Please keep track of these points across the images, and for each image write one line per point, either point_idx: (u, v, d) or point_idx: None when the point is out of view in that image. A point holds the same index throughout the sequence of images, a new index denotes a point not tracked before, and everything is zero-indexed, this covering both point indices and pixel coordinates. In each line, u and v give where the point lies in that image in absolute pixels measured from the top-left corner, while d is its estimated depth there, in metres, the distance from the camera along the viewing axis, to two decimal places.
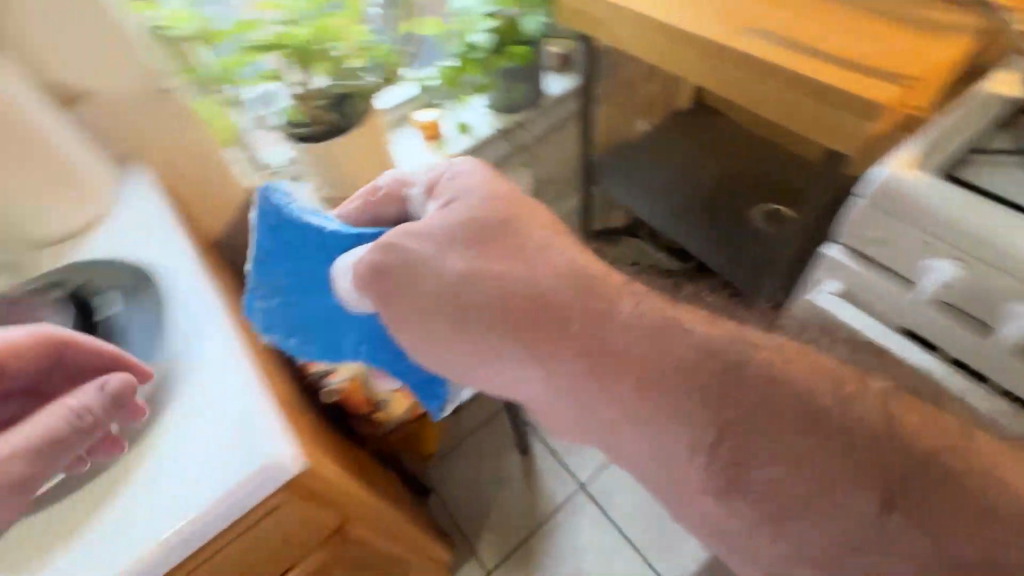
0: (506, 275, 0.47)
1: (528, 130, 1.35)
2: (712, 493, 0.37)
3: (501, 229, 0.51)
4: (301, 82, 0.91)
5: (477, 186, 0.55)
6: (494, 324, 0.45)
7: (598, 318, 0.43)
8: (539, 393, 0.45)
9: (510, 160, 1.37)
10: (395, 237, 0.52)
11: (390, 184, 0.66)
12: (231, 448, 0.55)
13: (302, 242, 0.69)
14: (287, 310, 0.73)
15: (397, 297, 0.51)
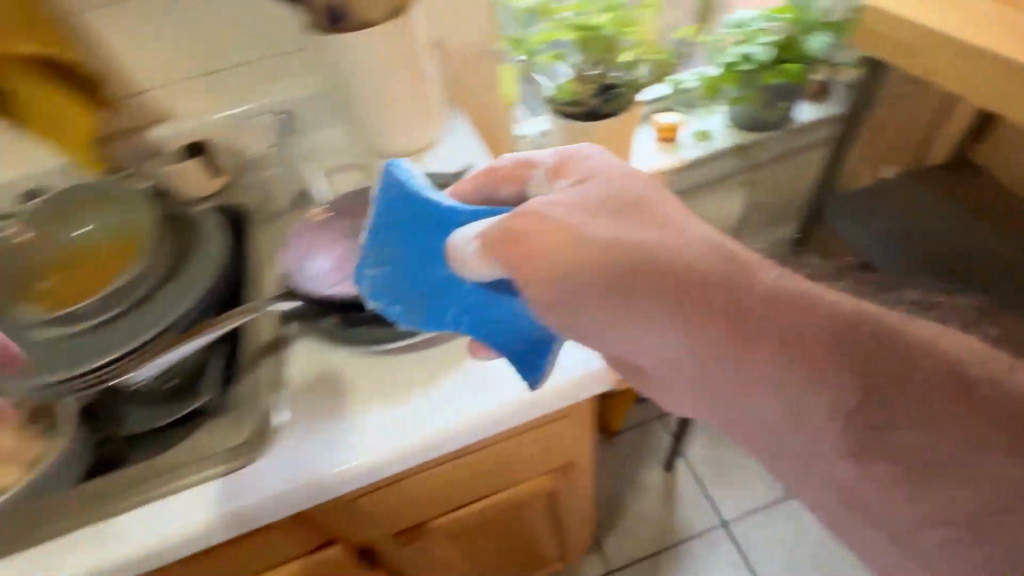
0: (633, 249, 0.46)
1: (764, 151, 1.33)
2: (847, 455, 0.40)
3: (622, 199, 0.49)
4: (580, 67, 1.00)
5: (601, 175, 0.52)
6: (625, 294, 0.45)
7: (738, 293, 0.43)
8: (669, 360, 0.46)
9: (733, 177, 1.37)
10: (528, 209, 0.49)
11: (512, 167, 0.59)
12: (382, 423, 0.67)
13: (396, 213, 0.60)
14: (393, 279, 0.61)
15: (531, 267, 0.48)
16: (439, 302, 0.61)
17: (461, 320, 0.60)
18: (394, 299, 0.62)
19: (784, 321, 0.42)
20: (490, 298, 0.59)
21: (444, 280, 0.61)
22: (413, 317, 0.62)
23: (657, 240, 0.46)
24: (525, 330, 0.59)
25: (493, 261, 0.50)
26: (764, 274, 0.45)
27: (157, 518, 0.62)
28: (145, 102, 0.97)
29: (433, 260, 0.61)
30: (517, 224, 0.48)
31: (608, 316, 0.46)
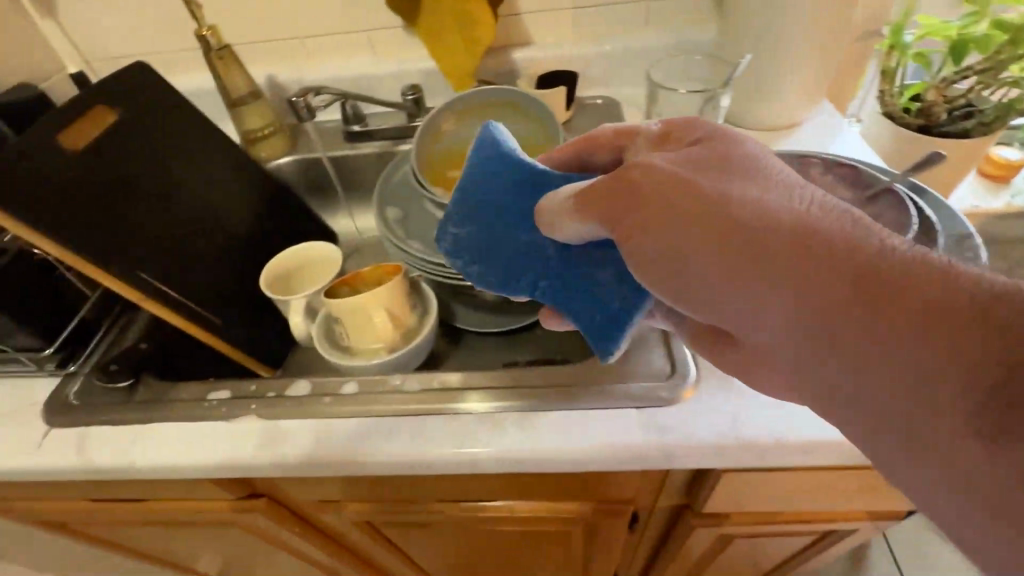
0: (743, 204, 0.35)
1: None
2: (971, 439, 0.28)
3: (715, 144, 0.38)
4: (951, 76, 0.80)
5: (721, 139, 0.39)
6: (719, 260, 0.35)
7: (867, 257, 0.31)
8: (773, 326, 0.35)
9: None
10: (639, 162, 0.39)
11: (609, 135, 0.47)
12: (560, 427, 0.46)
13: (489, 173, 0.51)
14: (476, 240, 0.53)
15: (643, 228, 0.38)
16: (517, 265, 0.51)
17: (536, 286, 0.51)
18: (475, 258, 0.54)
19: (920, 284, 0.30)
20: (572, 261, 0.48)
21: (524, 245, 0.51)
22: (490, 280, 0.53)
23: (785, 202, 0.34)
24: (605, 297, 0.46)
25: (588, 219, 0.41)
26: (887, 230, 0.33)
27: (306, 437, 0.47)
28: (525, 22, 0.83)
29: (514, 223, 0.51)
30: (621, 178, 0.39)
31: (711, 284, 0.36)
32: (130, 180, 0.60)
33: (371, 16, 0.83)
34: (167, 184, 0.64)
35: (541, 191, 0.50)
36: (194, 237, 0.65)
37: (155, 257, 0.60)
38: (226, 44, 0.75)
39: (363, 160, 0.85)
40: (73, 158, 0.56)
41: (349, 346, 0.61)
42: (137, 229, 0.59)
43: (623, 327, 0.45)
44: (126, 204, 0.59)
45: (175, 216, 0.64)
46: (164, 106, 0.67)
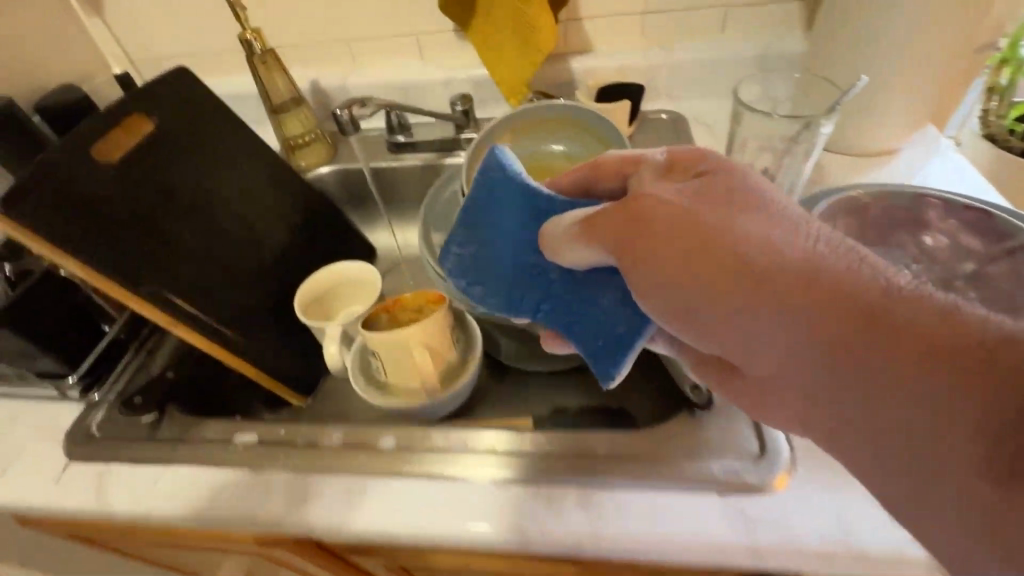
0: (747, 237, 0.33)
1: None
2: (985, 481, 0.26)
3: (716, 171, 0.36)
4: None
5: (723, 164, 0.36)
6: (719, 292, 0.33)
7: (870, 297, 0.29)
8: (778, 365, 0.33)
9: None
10: (645, 193, 0.37)
11: (615, 161, 0.43)
12: (615, 509, 0.40)
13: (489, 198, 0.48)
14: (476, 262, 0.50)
15: (647, 262, 0.36)
16: (517, 289, 0.48)
17: (538, 309, 0.48)
18: (474, 280, 0.51)
19: (926, 327, 0.28)
20: (575, 285, 0.45)
21: (526, 268, 0.48)
22: (491, 303, 0.50)
23: (789, 235, 0.32)
24: (607, 322, 0.43)
25: (594, 247, 0.38)
26: (893, 265, 0.31)
27: (333, 497, 0.43)
28: (587, 28, 0.76)
29: (514, 246, 0.48)
30: (628, 210, 0.37)
31: (711, 320, 0.34)
32: (168, 194, 0.57)
33: (423, 20, 0.78)
34: (204, 197, 0.61)
35: (542, 216, 0.46)
36: (227, 254, 0.61)
37: (186, 277, 0.56)
38: (270, 48, 0.71)
39: (407, 174, 0.80)
40: (105, 171, 0.52)
41: (385, 383, 0.57)
42: (169, 246, 0.55)
43: (625, 352, 0.42)
44: (160, 221, 0.56)
45: (210, 232, 0.60)
46: (205, 114, 0.64)
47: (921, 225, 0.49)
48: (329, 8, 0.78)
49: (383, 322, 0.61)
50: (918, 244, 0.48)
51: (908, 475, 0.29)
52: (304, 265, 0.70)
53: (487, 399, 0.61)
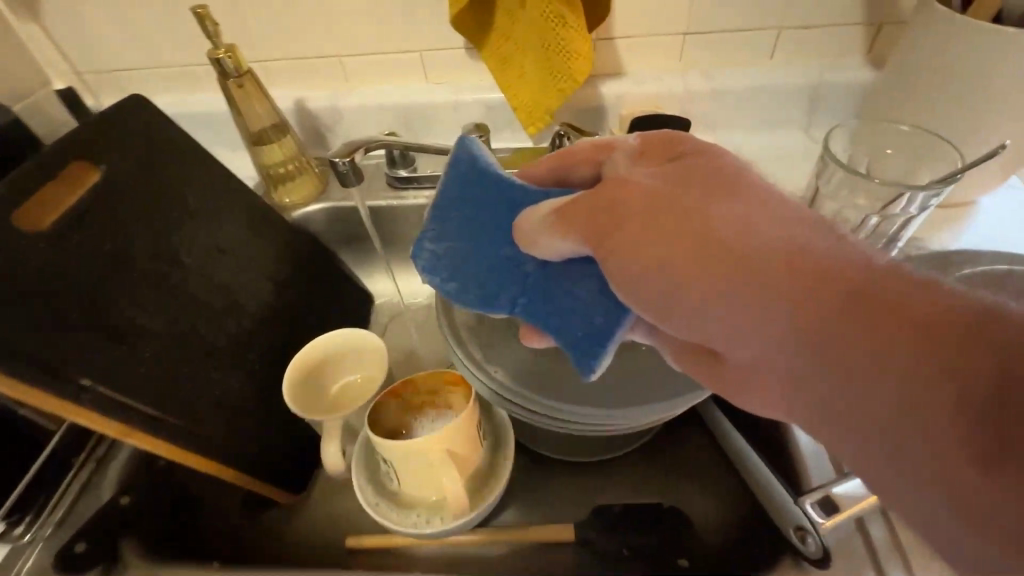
0: (724, 218, 0.30)
1: None
2: (980, 462, 0.21)
3: (689, 156, 0.34)
4: None
5: (700, 152, 0.34)
6: (698, 267, 0.29)
7: (849, 273, 0.26)
8: (762, 356, 0.28)
9: None
10: (621, 178, 0.34)
11: (587, 150, 0.41)
12: None
13: (464, 193, 0.44)
14: (456, 259, 0.44)
15: (623, 242, 0.32)
16: (492, 283, 0.42)
17: (515, 305, 0.41)
18: (452, 276, 0.44)
19: (907, 299, 0.25)
20: (550, 278, 0.39)
21: (502, 261, 0.42)
22: (467, 300, 0.43)
23: (765, 214, 0.30)
24: (582, 311, 0.38)
25: (568, 232, 0.35)
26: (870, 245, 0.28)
27: None
28: (620, 48, 0.66)
29: (487, 236, 0.43)
30: (604, 194, 0.33)
31: (688, 305, 0.30)
32: (122, 261, 0.46)
33: (429, 34, 0.68)
34: (168, 260, 0.49)
35: (518, 204, 0.42)
36: (200, 330, 0.49)
37: (147, 368, 0.44)
38: (248, 69, 0.59)
39: (411, 214, 0.69)
40: (35, 242, 0.41)
41: (399, 492, 0.47)
42: (123, 330, 0.44)
43: (606, 342, 0.37)
44: (111, 298, 0.44)
45: (178, 304, 0.49)
46: (168, 154, 0.52)
47: None
48: (319, 17, 0.67)
49: (392, 409, 0.51)
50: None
51: (923, 478, 0.23)
52: (293, 330, 0.59)
53: (517, 494, 0.52)
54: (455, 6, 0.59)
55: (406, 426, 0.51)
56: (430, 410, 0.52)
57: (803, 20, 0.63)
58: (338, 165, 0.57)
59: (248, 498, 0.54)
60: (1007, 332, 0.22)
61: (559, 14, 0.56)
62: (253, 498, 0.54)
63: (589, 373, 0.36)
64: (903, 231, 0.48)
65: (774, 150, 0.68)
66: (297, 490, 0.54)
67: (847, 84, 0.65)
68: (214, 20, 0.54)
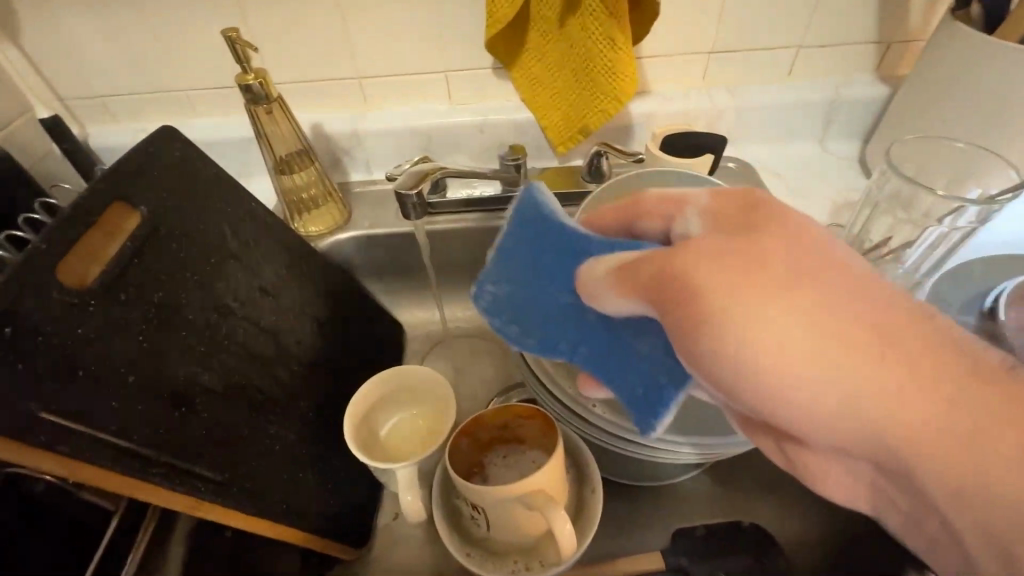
0: (807, 300, 0.29)
1: None
2: None
3: (762, 219, 0.32)
4: None
5: (778, 219, 0.32)
6: (780, 363, 0.29)
7: (935, 369, 0.27)
8: (832, 433, 0.29)
9: None
10: (690, 246, 0.32)
11: (656, 202, 0.40)
12: None
13: (527, 243, 0.44)
14: (519, 301, 0.44)
15: (699, 329, 0.31)
16: (552, 329, 0.43)
17: (576, 352, 0.42)
18: (513, 318, 0.44)
19: (993, 404, 0.26)
20: (612, 333, 0.40)
21: (564, 310, 0.42)
22: (527, 344, 0.43)
23: (854, 308, 0.28)
24: (643, 367, 0.38)
25: (632, 297, 0.35)
26: (963, 338, 0.28)
27: None
28: (646, 68, 0.67)
29: (547, 287, 0.43)
30: (674, 265, 0.32)
31: (759, 384, 0.30)
32: (172, 314, 0.41)
33: (456, 55, 0.66)
34: (216, 309, 0.45)
35: (581, 257, 0.42)
36: (255, 382, 0.46)
37: (210, 432, 0.40)
38: (278, 95, 0.55)
39: (445, 240, 0.66)
40: (84, 302, 0.36)
41: (484, 537, 0.45)
42: (183, 394, 0.40)
43: (668, 402, 0.37)
44: (167, 358, 0.40)
45: (230, 356, 0.44)
46: (204, 191, 0.48)
47: None
48: (340, 39, 0.64)
49: (464, 448, 0.49)
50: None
51: (970, 510, 0.27)
52: (339, 371, 0.55)
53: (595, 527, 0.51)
54: (492, 30, 0.57)
55: (479, 465, 0.49)
56: (500, 445, 0.50)
57: (821, 40, 0.66)
58: (406, 197, 0.56)
59: (308, 558, 0.50)
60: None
61: (608, 35, 0.55)
62: (313, 556, 0.50)
63: (648, 430, 0.37)
64: (961, 242, 0.49)
65: (794, 163, 0.71)
66: (357, 545, 0.50)
67: (861, 100, 0.68)
68: (245, 42, 0.50)
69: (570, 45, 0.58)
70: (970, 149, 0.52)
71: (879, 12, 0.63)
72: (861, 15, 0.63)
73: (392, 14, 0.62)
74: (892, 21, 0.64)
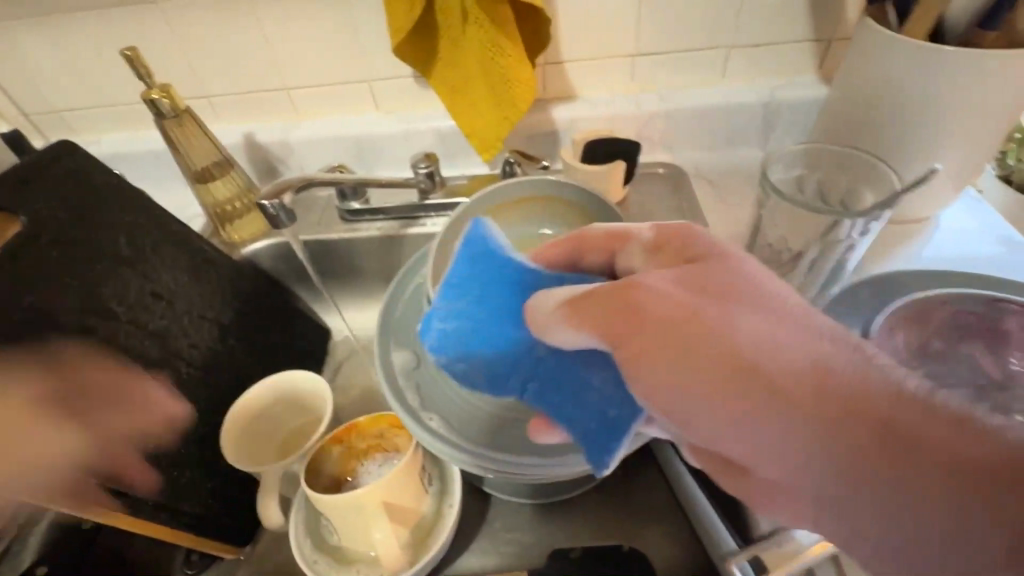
0: (747, 334, 0.28)
1: None
2: None
3: (701, 255, 0.32)
4: None
5: (716, 255, 0.32)
6: (720, 393, 0.28)
7: (870, 395, 0.26)
8: (785, 468, 0.28)
9: None
10: (633, 281, 0.32)
11: (600, 235, 0.38)
12: None
13: (469, 271, 0.38)
14: (461, 339, 0.39)
15: (642, 361, 0.30)
16: (499, 366, 0.39)
17: (525, 388, 0.39)
18: (456, 355, 0.40)
19: (923, 425, 0.24)
20: (564, 368, 0.37)
21: (513, 344, 0.39)
22: (473, 380, 0.40)
23: (791, 341, 0.28)
24: (599, 402, 0.36)
25: (583, 330, 0.32)
26: (900, 367, 0.27)
27: None
28: (569, 72, 0.65)
29: (495, 321, 0.38)
30: (621, 301, 0.31)
31: (714, 427, 0.29)
32: (43, 318, 0.43)
33: (375, 66, 0.67)
34: (96, 313, 0.47)
35: (528, 288, 0.38)
36: (133, 383, 0.48)
37: (69, 431, 0.41)
38: (185, 108, 0.58)
39: (362, 248, 0.67)
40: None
41: (337, 546, 0.45)
42: (46, 393, 0.41)
43: (619, 435, 0.35)
44: (30, 358, 0.41)
45: (106, 359, 0.46)
46: (96, 196, 0.49)
47: (998, 335, 0.43)
48: (265, 52, 0.66)
49: (335, 456, 0.48)
50: (1001, 368, 0.41)
51: None
52: (235, 375, 0.57)
53: (467, 541, 0.49)
54: (395, 41, 0.56)
55: (351, 473, 0.49)
56: (377, 454, 0.49)
57: (751, 39, 0.62)
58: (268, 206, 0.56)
59: (188, 554, 0.52)
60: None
61: (495, 43, 0.55)
62: (193, 553, 0.52)
63: (602, 468, 0.35)
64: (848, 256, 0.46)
65: (731, 169, 0.68)
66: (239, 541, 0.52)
67: (800, 101, 0.65)
68: (144, 61, 0.54)
69: (470, 52, 0.56)
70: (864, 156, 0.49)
71: (810, 7, 0.59)
72: (787, 14, 0.60)
73: (309, 28, 0.64)
74: (826, 17, 0.60)
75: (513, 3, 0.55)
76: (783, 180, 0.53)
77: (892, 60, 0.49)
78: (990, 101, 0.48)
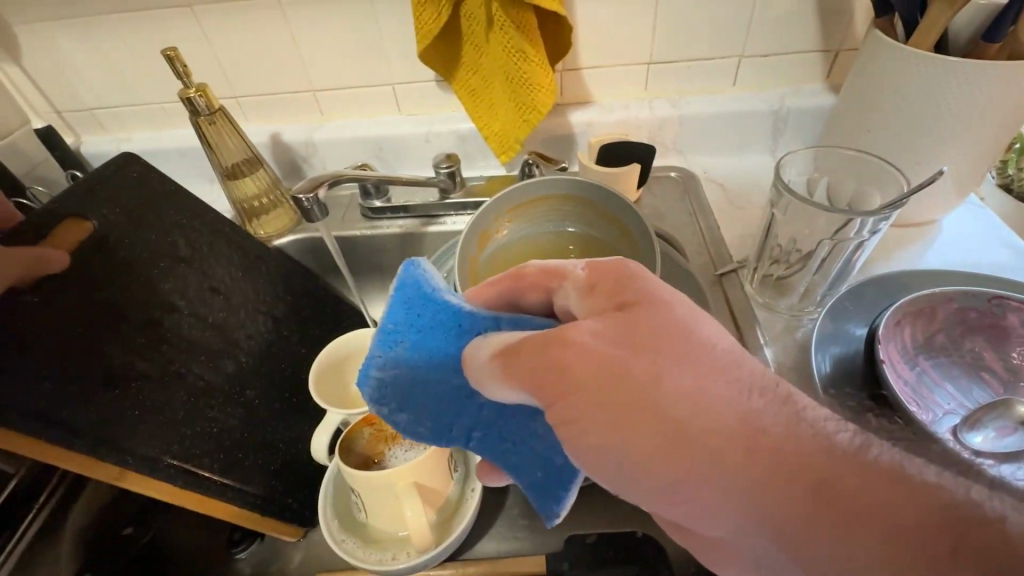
0: (674, 391, 0.28)
1: None
2: None
3: (632, 301, 0.32)
4: None
5: (649, 301, 0.31)
6: (654, 447, 0.28)
7: (796, 454, 0.25)
8: (720, 525, 0.27)
9: None
10: (563, 334, 0.31)
11: (538, 274, 0.37)
12: None
13: (407, 317, 0.38)
14: (402, 388, 0.38)
15: (583, 418, 0.30)
16: (444, 415, 0.39)
17: (471, 437, 0.40)
18: (402, 406, 0.39)
19: (854, 483, 0.24)
20: (504, 418, 0.39)
21: (455, 393, 0.39)
22: (420, 431, 0.40)
23: (722, 400, 0.28)
24: (542, 451, 0.39)
25: (518, 388, 0.32)
26: (832, 420, 0.27)
27: None
28: (587, 78, 0.68)
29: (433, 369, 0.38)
30: (554, 354, 0.30)
31: (647, 484, 0.29)
32: (114, 310, 0.45)
33: (400, 71, 0.69)
34: (159, 306, 0.48)
35: (467, 333, 0.37)
36: (196, 370, 0.48)
37: (142, 413, 0.42)
38: (220, 107, 0.61)
39: (382, 244, 0.70)
40: (16, 292, 0.39)
41: (367, 523, 0.46)
42: (120, 373, 0.43)
43: (566, 487, 0.39)
44: (102, 343, 0.43)
45: (168, 346, 0.47)
46: (157, 200, 0.52)
47: (1003, 333, 0.44)
48: (293, 55, 0.68)
49: (366, 437, 0.50)
50: (1003, 361, 0.43)
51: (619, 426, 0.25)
52: None
53: (489, 525, 0.51)
54: (422, 45, 0.58)
55: (379, 455, 0.50)
56: (405, 440, 0.50)
57: (762, 50, 0.65)
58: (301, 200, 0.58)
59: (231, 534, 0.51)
60: (989, 541, 0.22)
61: (518, 49, 0.57)
62: (235, 533, 0.51)
63: (553, 516, 0.40)
64: (857, 253, 0.49)
65: (740, 173, 0.70)
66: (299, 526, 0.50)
67: (808, 111, 0.67)
68: (184, 61, 0.56)
69: (494, 57, 0.59)
70: (863, 157, 0.52)
71: (820, 20, 0.62)
72: (796, 26, 0.63)
73: (338, 34, 0.66)
74: (833, 30, 0.63)
75: (536, 11, 0.57)
76: (793, 183, 0.56)
77: (892, 73, 0.52)
78: (990, 112, 0.50)
